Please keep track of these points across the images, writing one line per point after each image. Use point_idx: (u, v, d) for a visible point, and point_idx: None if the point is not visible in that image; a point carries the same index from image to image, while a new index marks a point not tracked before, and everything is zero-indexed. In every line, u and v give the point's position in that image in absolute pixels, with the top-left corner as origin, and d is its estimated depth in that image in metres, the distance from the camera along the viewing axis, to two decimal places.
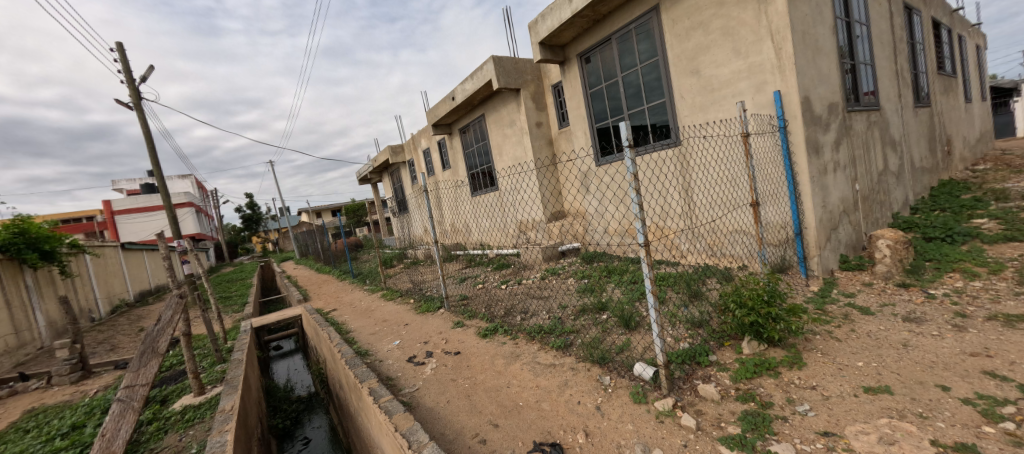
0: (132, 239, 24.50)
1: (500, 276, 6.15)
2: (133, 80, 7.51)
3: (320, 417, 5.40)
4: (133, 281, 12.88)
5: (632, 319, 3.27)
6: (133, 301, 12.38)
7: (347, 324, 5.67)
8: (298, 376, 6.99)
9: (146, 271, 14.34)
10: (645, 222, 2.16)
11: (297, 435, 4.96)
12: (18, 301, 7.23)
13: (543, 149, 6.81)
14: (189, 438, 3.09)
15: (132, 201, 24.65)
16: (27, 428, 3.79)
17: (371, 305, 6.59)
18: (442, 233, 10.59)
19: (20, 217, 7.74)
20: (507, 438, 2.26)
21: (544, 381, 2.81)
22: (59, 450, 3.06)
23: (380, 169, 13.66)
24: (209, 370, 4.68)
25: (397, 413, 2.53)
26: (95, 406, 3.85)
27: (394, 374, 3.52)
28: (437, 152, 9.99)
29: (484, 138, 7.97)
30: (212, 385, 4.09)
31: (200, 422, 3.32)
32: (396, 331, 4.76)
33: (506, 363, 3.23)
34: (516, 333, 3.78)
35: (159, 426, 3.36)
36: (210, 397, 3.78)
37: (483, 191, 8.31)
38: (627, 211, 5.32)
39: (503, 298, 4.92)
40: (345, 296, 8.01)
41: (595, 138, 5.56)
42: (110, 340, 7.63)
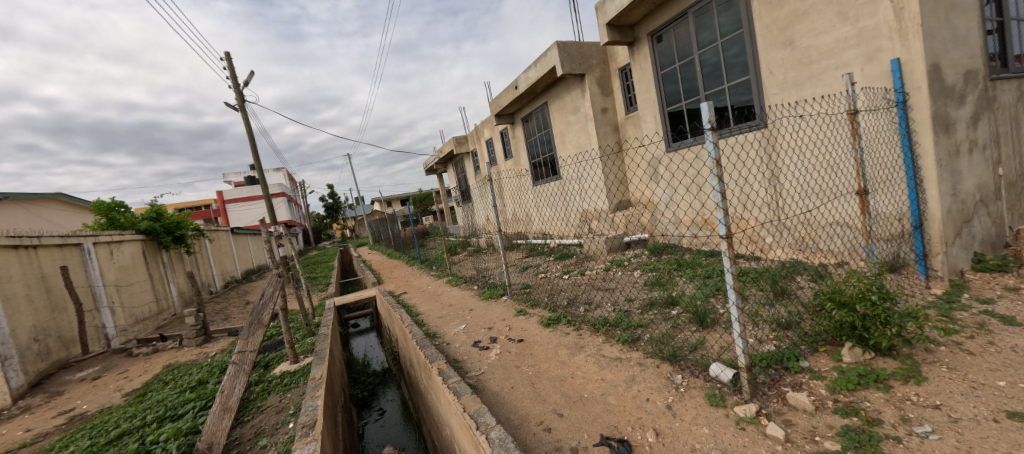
0: (239, 224, 28.28)
1: (562, 266, 6.09)
2: (238, 85, 8.58)
3: (393, 391, 5.80)
4: (240, 261, 14.85)
5: (707, 316, 3.05)
6: (240, 278, 14.30)
7: (416, 306, 6.03)
8: (374, 352, 7.59)
9: (249, 253, 16.47)
10: (728, 213, 1.96)
11: (374, 406, 5.42)
12: (159, 275, 8.71)
13: (609, 136, 6.58)
14: (287, 400, 3.50)
15: (239, 191, 28.35)
16: (166, 380, 4.57)
17: (437, 289, 6.94)
18: (505, 223, 10.72)
19: (158, 206, 9.23)
20: (572, 429, 2.24)
21: (610, 375, 2.73)
22: (189, 401, 3.63)
23: (445, 160, 14.18)
24: (301, 342, 5.26)
25: (464, 395, 2.62)
26: (214, 366, 4.51)
27: (461, 356, 3.66)
28: (500, 142, 10.08)
29: (547, 126, 7.87)
30: (304, 355, 4.58)
31: (295, 387, 3.74)
32: (461, 316, 4.95)
33: (569, 354, 3.20)
34: (579, 324, 3.72)
35: (264, 388, 3.85)
36: (304, 365, 4.24)
37: (545, 180, 8.22)
38: (705, 200, 4.94)
39: (566, 288, 4.88)
40: (414, 281, 8.46)
41: (667, 122, 5.23)
42: (224, 311, 8.89)
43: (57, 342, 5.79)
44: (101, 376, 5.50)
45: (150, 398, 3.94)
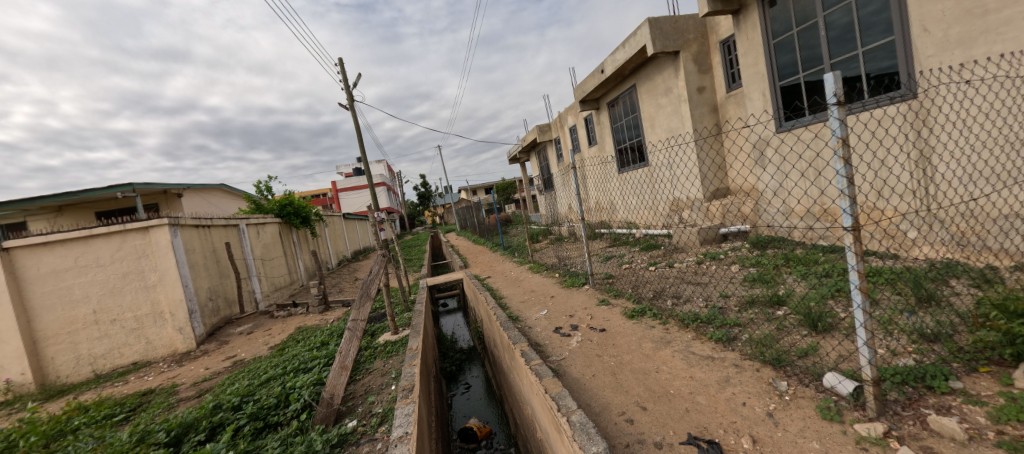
0: (349, 211, 32.06)
1: (648, 257, 5.81)
2: (348, 86, 9.65)
3: (477, 368, 6.15)
4: (351, 243, 16.88)
5: (822, 320, 2.68)
6: (350, 258, 16.27)
7: (500, 290, 6.29)
8: (461, 331, 8.13)
9: (358, 236, 18.63)
10: (854, 202, 1.70)
11: (460, 380, 5.83)
12: (290, 252, 10.33)
13: (706, 118, 6.05)
14: (389, 365, 3.95)
15: (349, 181, 32.05)
16: (298, 339, 5.47)
17: (520, 275, 7.14)
18: (588, 211, 10.51)
19: (289, 193, 10.91)
20: (656, 424, 2.17)
21: (700, 373, 2.58)
22: (316, 357, 4.30)
23: (528, 148, 14.30)
24: (400, 316, 5.86)
25: (546, 377, 2.69)
26: (333, 331, 5.26)
27: (542, 341, 3.74)
28: (584, 128, 9.85)
29: (635, 110, 7.47)
30: (403, 328, 5.10)
31: (396, 354, 4.20)
32: (543, 302, 5.04)
33: (654, 348, 3.07)
34: (666, 318, 3.54)
35: (371, 353, 4.39)
36: (402, 336, 4.72)
37: (631, 167, 7.86)
38: (826, 187, 4.28)
39: (652, 280, 4.66)
40: (498, 266, 8.80)
41: (779, 98, 4.64)
42: (338, 285, 10.24)
43: (224, 302, 7.25)
44: (252, 332, 6.76)
45: (288, 353, 4.76)
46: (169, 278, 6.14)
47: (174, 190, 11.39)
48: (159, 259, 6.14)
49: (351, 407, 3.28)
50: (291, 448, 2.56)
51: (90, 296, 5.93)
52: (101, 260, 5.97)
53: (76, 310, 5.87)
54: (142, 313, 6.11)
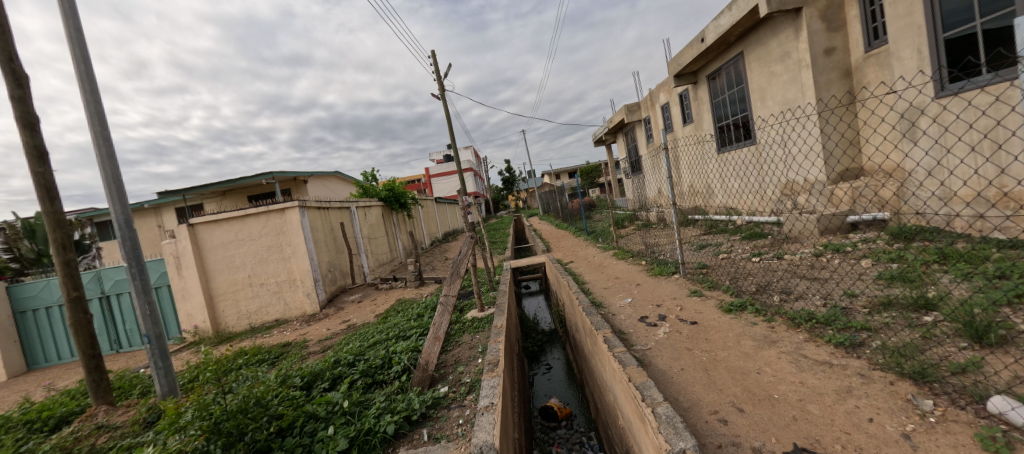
0: (440, 195, 34.27)
1: (751, 246, 5.24)
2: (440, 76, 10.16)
3: (559, 350, 6.22)
4: (441, 225, 18.07)
5: (991, 331, 2.16)
6: (441, 239, 17.44)
7: (583, 275, 6.22)
8: (543, 313, 8.28)
9: (447, 218, 19.85)
10: None
11: (541, 360, 5.97)
12: (391, 232, 11.42)
13: (835, 85, 5.18)
14: (476, 339, 4.19)
15: (440, 167, 34.14)
16: (398, 310, 6.09)
17: (603, 261, 6.97)
18: (680, 196, 9.77)
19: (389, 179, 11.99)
20: (755, 428, 1.98)
21: (812, 380, 2.27)
22: (413, 327, 4.75)
23: (615, 130, 13.69)
24: (486, 295, 6.16)
25: (629, 365, 2.61)
26: (427, 304, 5.75)
27: (627, 329, 3.63)
28: (678, 106, 9.09)
29: (741, 82, 6.66)
30: (488, 306, 5.36)
31: (483, 330, 4.44)
32: (629, 289, 4.87)
33: (756, 347, 2.78)
34: (772, 316, 3.17)
35: (460, 327, 4.70)
36: (488, 314, 4.96)
37: (734, 146, 7.06)
38: (1008, 165, 3.38)
39: (755, 272, 4.20)
40: (581, 251, 8.68)
41: (941, 54, 3.76)
42: (431, 263, 11.07)
43: (339, 274, 8.34)
44: (361, 300, 7.68)
45: (390, 321, 5.33)
46: (300, 251, 7.24)
47: (300, 177, 13.26)
48: (292, 234, 7.25)
49: (443, 375, 3.55)
50: (394, 404, 2.88)
51: (244, 263, 7.25)
52: (250, 234, 7.24)
53: (234, 274, 7.23)
54: (279, 279, 7.31)
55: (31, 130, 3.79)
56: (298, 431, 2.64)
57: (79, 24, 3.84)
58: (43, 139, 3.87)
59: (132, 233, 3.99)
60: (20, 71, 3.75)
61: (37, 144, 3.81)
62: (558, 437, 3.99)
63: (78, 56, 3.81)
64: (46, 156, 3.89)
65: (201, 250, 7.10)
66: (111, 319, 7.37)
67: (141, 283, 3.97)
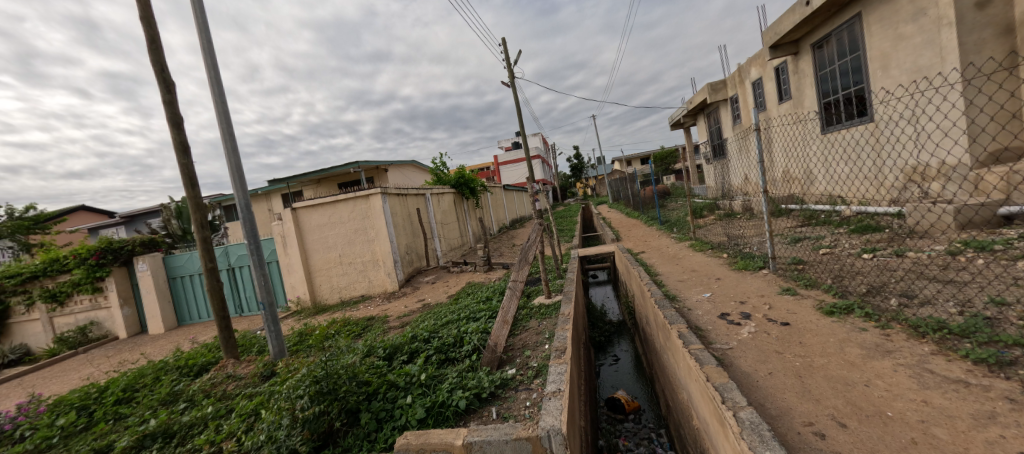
0: (508, 182, 34.82)
1: (860, 241, 4.57)
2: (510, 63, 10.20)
3: (627, 343, 6.05)
4: (509, 212, 18.38)
5: None
6: (509, 225, 17.74)
7: (655, 267, 5.92)
8: (611, 304, 8.09)
9: (515, 205, 20.10)
10: None
11: (609, 351, 5.84)
12: (461, 218, 11.88)
13: (989, 45, 4.24)
14: (544, 325, 4.23)
15: (508, 155, 34.59)
16: (468, 293, 6.36)
17: (678, 253, 6.56)
18: (771, 183, 8.79)
19: (461, 167, 12.43)
20: (861, 447, 1.74)
21: (940, 400, 1.93)
22: (482, 309, 4.94)
23: (695, 111, 12.66)
24: (553, 282, 6.16)
25: (708, 364, 2.45)
26: (496, 289, 5.92)
27: (705, 325, 3.39)
28: (773, 81, 8.12)
29: (856, 49, 5.74)
30: (556, 293, 5.35)
31: (550, 317, 4.46)
32: (707, 284, 4.53)
33: (865, 356, 2.43)
34: (887, 322, 2.74)
35: (528, 312, 4.77)
36: (555, 301, 4.97)
37: (843, 125, 6.14)
38: None
39: (865, 271, 3.66)
40: (653, 241, 8.28)
41: None
42: (499, 249, 11.33)
43: (415, 256, 8.89)
44: (435, 282, 8.13)
45: (461, 303, 5.60)
46: (381, 234, 7.84)
47: (381, 166, 14.29)
48: (375, 219, 7.87)
49: (511, 357, 3.64)
50: (465, 380, 3.03)
51: (335, 244, 8.03)
52: (340, 218, 7.99)
53: (327, 253, 8.06)
54: (364, 259, 8.01)
55: (178, 128, 4.53)
56: (382, 397, 2.91)
57: (210, 35, 4.46)
58: (186, 136, 4.60)
59: (250, 214, 4.62)
60: (170, 77, 4.48)
61: (182, 139, 4.54)
62: (625, 429, 3.89)
63: (210, 62, 4.43)
64: (189, 149, 4.63)
65: (301, 231, 8.01)
66: (235, 288, 8.69)
67: (257, 258, 4.60)
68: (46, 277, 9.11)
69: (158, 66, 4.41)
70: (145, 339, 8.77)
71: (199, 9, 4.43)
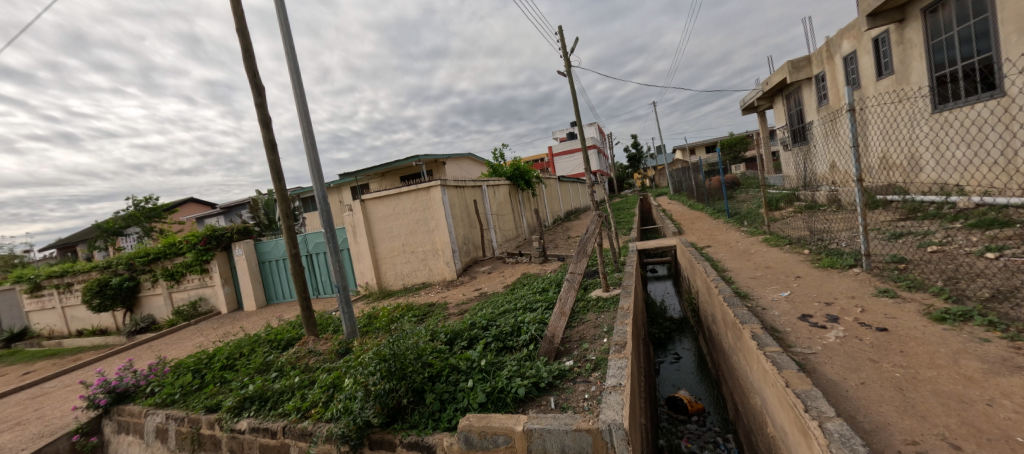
0: (562, 173, 34.43)
1: (981, 238, 3.92)
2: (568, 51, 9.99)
3: (689, 341, 5.78)
4: (564, 203, 18.19)
5: None
6: (563, 217, 17.56)
7: (723, 262, 5.54)
8: (671, 300, 7.74)
9: (569, 197, 19.84)
10: None
11: (669, 350, 5.61)
12: (516, 209, 11.98)
13: None
14: (602, 319, 4.15)
15: (563, 145, 34.15)
16: (524, 283, 6.42)
17: (749, 248, 6.08)
18: (864, 170, 7.81)
19: (516, 159, 12.50)
20: None
21: None
22: (538, 300, 4.96)
23: (772, 93, 11.57)
24: (611, 275, 6.01)
25: (787, 369, 2.25)
26: (552, 280, 5.90)
27: (783, 327, 3.12)
28: (870, 55, 7.16)
29: (984, 11, 4.86)
30: (614, 287, 5.22)
31: (608, 310, 4.37)
32: (784, 282, 4.16)
33: (987, 371, 2.09)
34: (1019, 333, 2.33)
35: (585, 305, 4.70)
36: (614, 295, 4.85)
37: (962, 102, 5.26)
38: None
39: (987, 273, 3.13)
40: (720, 235, 7.75)
41: None
42: (554, 241, 11.27)
43: (472, 247, 9.13)
44: (491, 272, 8.31)
45: (518, 293, 5.66)
46: (441, 225, 8.15)
47: (439, 159, 14.80)
48: (435, 210, 8.19)
49: (568, 349, 3.63)
50: (523, 369, 3.07)
51: (398, 234, 8.48)
52: (403, 209, 8.41)
53: (391, 242, 8.53)
54: (425, 248, 8.38)
55: (267, 127, 5.02)
56: (445, 379, 3.04)
57: (293, 41, 4.87)
58: (274, 134, 5.09)
59: (327, 205, 5.02)
60: (260, 82, 4.97)
61: (270, 138, 5.04)
62: (687, 431, 3.72)
63: (292, 66, 4.84)
64: (276, 147, 5.11)
65: (369, 221, 8.56)
66: (312, 272, 9.54)
67: (333, 245, 5.00)
68: (165, 259, 10.66)
69: (251, 72, 4.91)
70: (241, 314, 9.95)
71: (283, 18, 4.85)
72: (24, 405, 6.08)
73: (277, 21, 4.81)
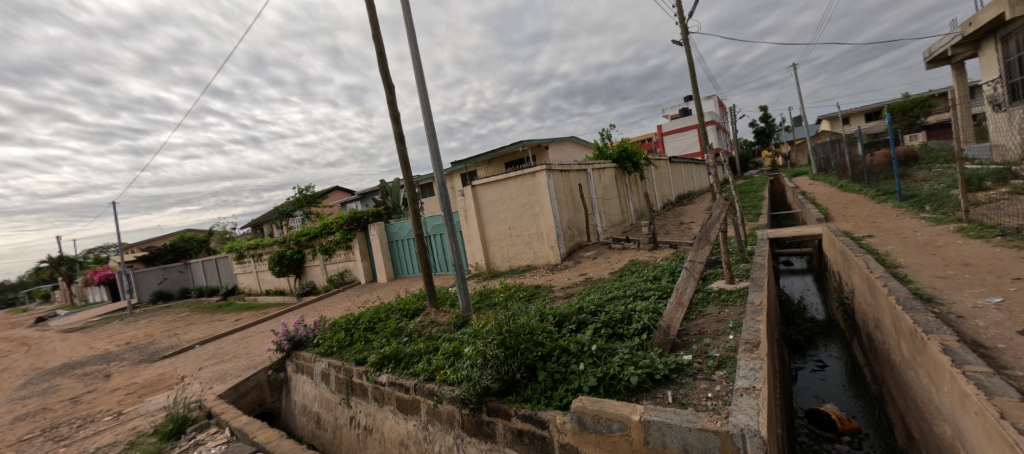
0: (674, 153, 31.68)
1: None
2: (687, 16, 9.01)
3: (837, 347, 4.90)
4: (675, 186, 16.77)
5: None
6: (675, 201, 16.22)
7: (891, 255, 4.51)
8: (812, 298, 6.63)
9: (682, 179, 18.19)
10: None
11: (810, 355, 4.83)
12: (623, 193, 11.46)
13: None
14: (726, 313, 3.75)
15: (675, 122, 31.30)
16: (632, 270, 6.14)
17: (933, 239, 4.82)
18: None
19: (624, 140, 11.91)
20: None
21: None
22: (650, 288, 4.69)
23: (976, 37, 8.83)
24: (736, 265, 5.37)
25: (1002, 396, 1.74)
26: (665, 268, 5.51)
27: (990, 342, 2.42)
28: None
29: None
30: (740, 279, 4.66)
31: (734, 304, 3.94)
32: (991, 284, 3.21)
33: None
34: None
35: (705, 296, 4.32)
36: (741, 287, 4.34)
37: None
38: None
39: None
40: (886, 223, 6.31)
41: None
42: (664, 227, 10.58)
43: (577, 231, 9.05)
44: (596, 257, 8.16)
45: (627, 280, 5.44)
46: (547, 209, 8.23)
47: (543, 143, 14.89)
48: (541, 194, 8.29)
49: (686, 342, 3.37)
50: (636, 358, 2.96)
51: (506, 217, 8.82)
52: (511, 194, 8.70)
53: (500, 225, 8.92)
54: (530, 232, 8.58)
55: (397, 122, 5.64)
56: (556, 359, 3.10)
57: (417, 41, 5.32)
58: (402, 128, 5.69)
59: (446, 191, 5.45)
60: (391, 82, 5.57)
61: (399, 132, 5.65)
62: (835, 451, 3.18)
63: (416, 65, 5.32)
64: (404, 139, 5.71)
65: (479, 205, 9.08)
66: (432, 251, 10.57)
67: (450, 227, 5.43)
68: (321, 236, 12.92)
69: (384, 74, 5.53)
70: (376, 285, 11.59)
71: (409, 20, 5.32)
72: (236, 343, 8.09)
73: (403, 25, 5.31)
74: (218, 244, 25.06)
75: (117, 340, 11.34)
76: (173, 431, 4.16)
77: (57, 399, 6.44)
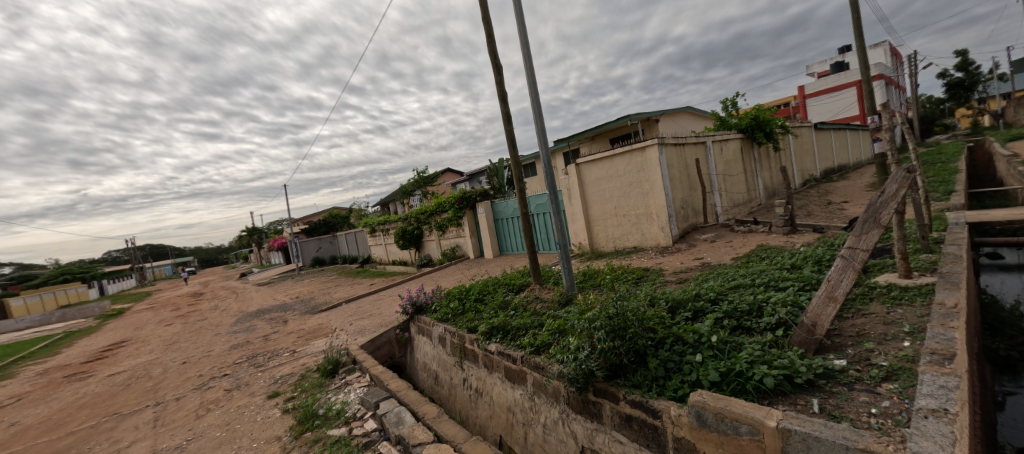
0: (821, 119, 26.40)
1: None
2: None
3: None
4: (822, 159, 14.00)
5: None
6: (820, 177, 13.60)
7: None
8: None
9: (832, 150, 15.09)
10: None
11: None
12: (751, 168, 10.01)
13: None
14: (897, 315, 3.02)
15: (823, 82, 25.94)
16: (762, 256, 5.36)
17: None
18: None
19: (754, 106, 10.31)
20: None
21: None
22: (786, 279, 4.03)
23: None
24: (913, 256, 4.27)
25: None
26: (807, 255, 4.67)
27: None
28: None
29: None
30: (919, 273, 3.70)
31: (909, 304, 3.15)
32: None
33: None
34: None
35: (864, 292, 3.54)
36: (922, 284, 3.44)
37: None
38: None
39: None
40: None
41: None
42: (806, 207, 8.96)
43: (693, 211, 8.24)
44: (716, 241, 7.34)
45: (755, 267, 4.77)
46: (659, 187, 7.63)
47: (655, 116, 13.74)
48: (652, 171, 7.71)
49: (838, 345, 2.81)
50: (770, 356, 2.57)
51: (612, 196, 8.43)
52: (618, 171, 8.26)
53: (605, 205, 8.58)
54: (639, 212, 8.08)
55: (505, 104, 5.74)
56: (670, 348, 2.88)
57: (524, 19, 5.28)
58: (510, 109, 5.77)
59: (552, 170, 5.40)
60: (499, 64, 5.66)
61: (507, 113, 5.74)
62: None
63: (524, 44, 5.29)
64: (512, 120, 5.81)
65: (584, 184, 8.85)
66: (536, 230, 10.74)
67: (556, 206, 5.40)
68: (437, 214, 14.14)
69: (493, 56, 5.64)
70: (484, 261, 12.31)
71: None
72: (371, 304, 9.47)
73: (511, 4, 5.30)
74: (357, 220, 29.34)
75: (290, 294, 14.31)
76: (330, 369, 5.08)
77: (256, 335, 8.44)
